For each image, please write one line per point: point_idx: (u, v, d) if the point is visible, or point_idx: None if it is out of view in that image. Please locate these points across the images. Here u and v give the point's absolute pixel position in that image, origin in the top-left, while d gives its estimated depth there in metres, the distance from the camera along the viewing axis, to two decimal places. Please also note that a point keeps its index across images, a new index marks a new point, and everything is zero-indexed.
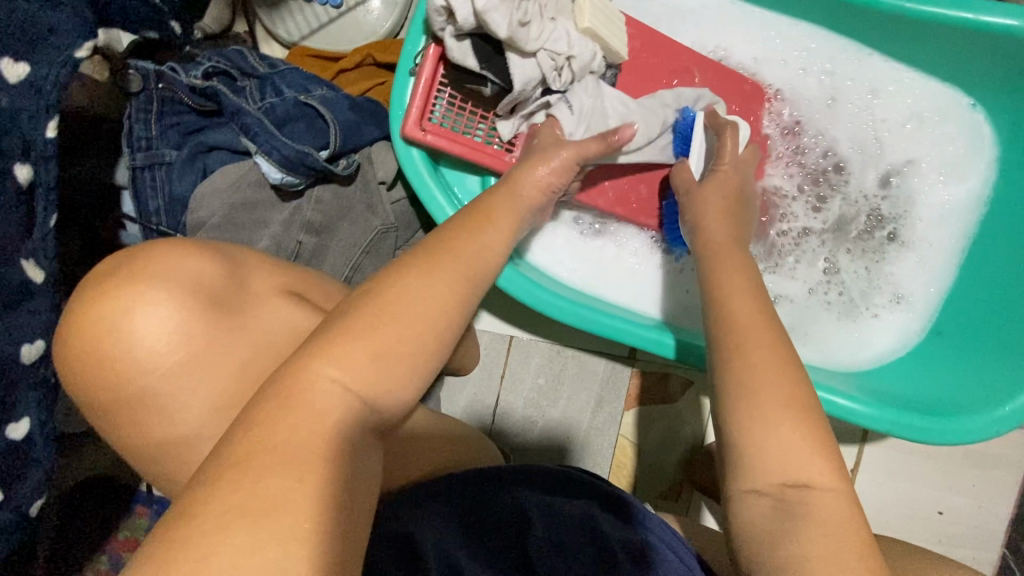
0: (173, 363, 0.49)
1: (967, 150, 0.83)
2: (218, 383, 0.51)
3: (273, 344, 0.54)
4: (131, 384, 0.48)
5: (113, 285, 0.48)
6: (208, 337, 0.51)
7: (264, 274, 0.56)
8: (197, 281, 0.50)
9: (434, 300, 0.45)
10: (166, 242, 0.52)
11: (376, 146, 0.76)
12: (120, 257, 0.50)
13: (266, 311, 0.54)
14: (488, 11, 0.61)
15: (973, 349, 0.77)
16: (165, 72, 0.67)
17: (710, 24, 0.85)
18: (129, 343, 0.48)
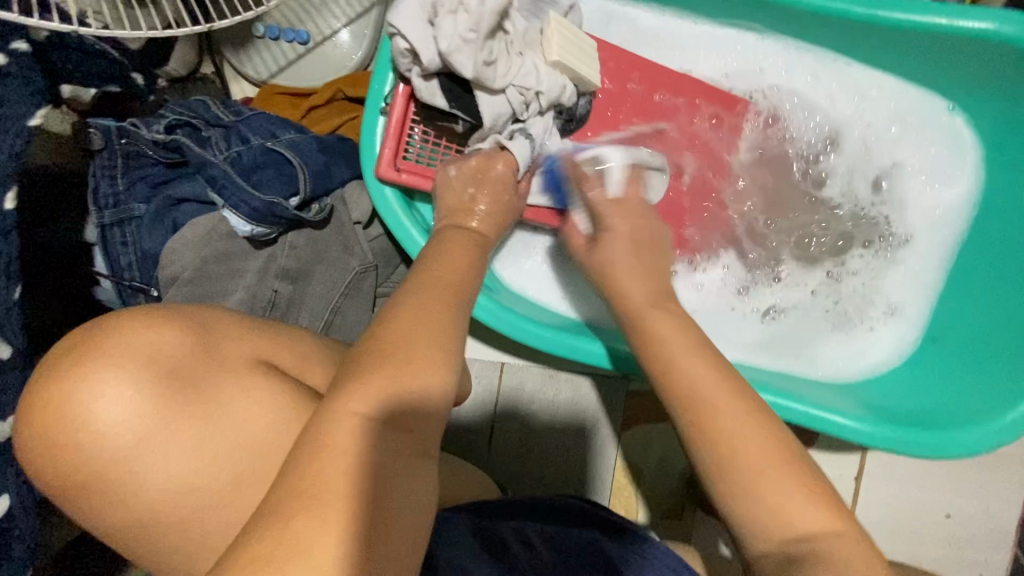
0: (125, 448, 0.43)
1: (952, 154, 0.82)
2: (184, 462, 0.45)
3: (249, 425, 0.48)
4: (87, 464, 0.42)
5: (63, 363, 0.42)
6: (164, 418, 0.44)
7: (237, 340, 0.50)
8: (154, 354, 0.45)
9: (425, 347, 0.47)
10: (131, 310, 0.47)
11: (349, 187, 0.75)
12: (82, 330, 0.45)
13: (234, 386, 0.48)
14: (452, 53, 0.61)
15: (975, 356, 0.75)
16: (126, 127, 0.67)
17: (683, 40, 0.84)
18: (74, 426, 0.42)
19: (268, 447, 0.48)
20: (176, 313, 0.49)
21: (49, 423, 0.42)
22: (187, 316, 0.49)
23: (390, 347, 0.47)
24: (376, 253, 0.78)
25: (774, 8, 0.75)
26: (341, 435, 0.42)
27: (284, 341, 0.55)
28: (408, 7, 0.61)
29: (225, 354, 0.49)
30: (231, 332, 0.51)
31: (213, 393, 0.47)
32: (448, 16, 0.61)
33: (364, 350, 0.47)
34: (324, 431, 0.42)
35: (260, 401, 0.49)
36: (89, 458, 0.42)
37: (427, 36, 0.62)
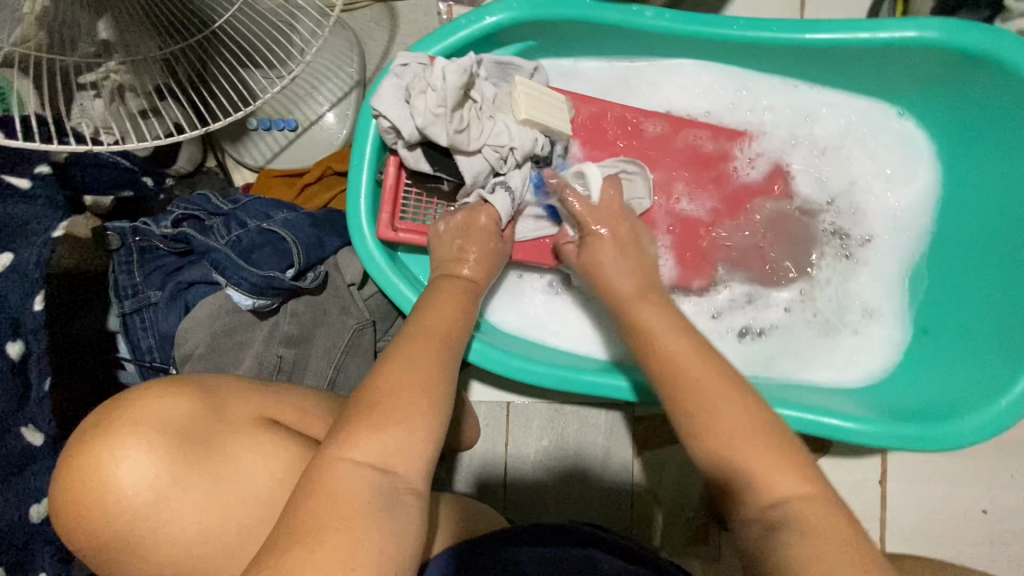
0: (144, 505, 0.46)
1: (907, 153, 0.85)
2: (195, 515, 0.48)
3: (260, 485, 0.52)
4: (112, 524, 0.46)
5: (90, 439, 0.46)
6: (180, 475, 0.48)
7: (243, 403, 0.55)
8: (168, 420, 0.49)
9: (414, 391, 0.52)
10: (148, 383, 0.51)
11: (341, 252, 0.81)
12: (105, 406, 0.49)
13: (241, 445, 0.52)
14: (427, 127, 0.68)
15: (961, 347, 0.78)
16: (139, 227, 0.73)
17: (641, 80, 0.88)
18: (103, 490, 0.45)
19: (274, 497, 0.52)
20: (188, 383, 0.53)
21: (78, 490, 0.45)
22: (198, 385, 0.54)
23: (388, 396, 0.51)
24: (373, 309, 0.83)
25: (718, 44, 0.80)
26: (338, 475, 0.47)
27: (287, 401, 0.60)
28: (386, 93, 0.69)
29: (231, 416, 0.54)
30: (237, 396, 0.56)
31: (222, 451, 0.51)
32: (420, 95, 0.68)
33: (363, 399, 0.52)
34: (318, 479, 0.47)
35: (269, 456, 0.53)
36: (112, 517, 0.46)
37: (405, 113, 0.69)
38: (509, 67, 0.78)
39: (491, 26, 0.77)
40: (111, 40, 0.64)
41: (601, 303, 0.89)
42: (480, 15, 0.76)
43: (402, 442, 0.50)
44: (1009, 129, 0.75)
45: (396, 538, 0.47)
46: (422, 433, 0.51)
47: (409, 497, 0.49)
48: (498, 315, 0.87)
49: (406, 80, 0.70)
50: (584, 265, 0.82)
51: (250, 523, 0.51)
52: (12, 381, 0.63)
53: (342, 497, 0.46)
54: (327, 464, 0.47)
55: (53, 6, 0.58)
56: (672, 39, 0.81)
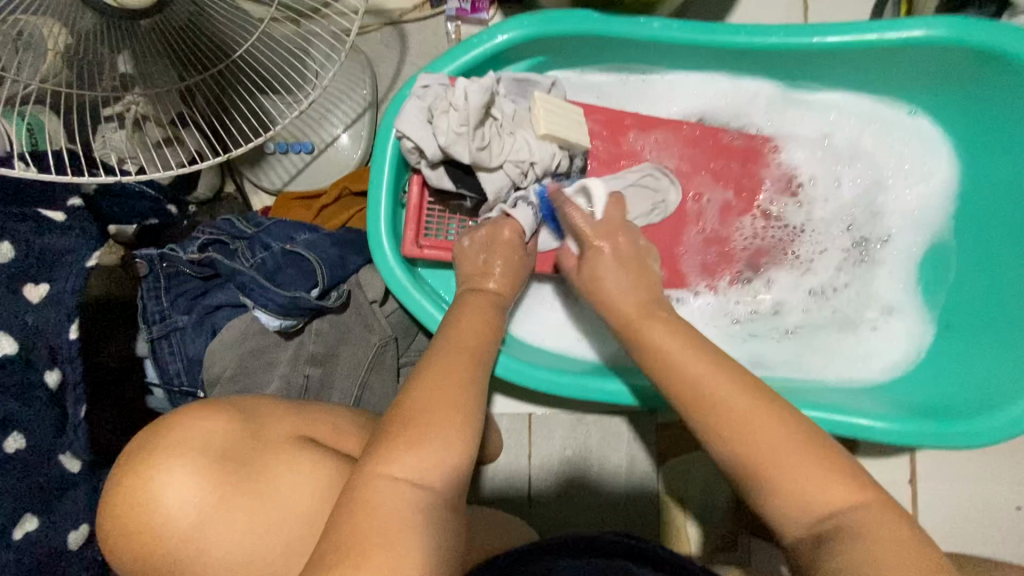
0: (189, 527, 0.47)
1: (922, 151, 0.86)
2: (238, 537, 0.49)
3: (297, 508, 0.52)
4: (160, 546, 0.46)
5: (135, 464, 0.47)
6: (224, 496, 0.48)
7: (278, 422, 0.56)
8: (208, 443, 0.49)
9: (450, 406, 0.53)
10: (188, 405, 0.52)
11: (363, 271, 0.81)
12: (145, 432, 0.49)
13: (281, 467, 0.53)
14: (450, 146, 0.69)
15: (985, 342, 0.78)
16: (166, 253, 0.74)
17: (651, 89, 0.89)
18: (151, 513, 0.46)
19: (314, 514, 0.52)
20: (225, 405, 0.54)
21: (126, 512, 0.46)
22: (234, 406, 0.54)
23: (425, 411, 0.52)
24: (395, 326, 0.84)
25: (729, 52, 0.81)
26: (380, 490, 0.48)
27: (320, 418, 0.60)
28: (409, 114, 0.70)
29: (269, 437, 0.54)
30: (273, 415, 0.56)
31: (262, 469, 0.51)
32: (442, 115, 0.69)
33: (397, 414, 0.53)
34: (359, 495, 0.48)
35: (307, 477, 0.53)
36: (162, 538, 0.46)
37: (428, 133, 0.70)
38: (527, 84, 0.79)
39: (503, 44, 0.78)
40: (132, 73, 0.66)
41: None
42: (492, 34, 0.78)
43: (440, 457, 0.50)
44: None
45: (437, 551, 0.47)
46: (459, 445, 0.52)
47: (446, 512, 0.50)
48: (518, 325, 0.88)
49: (428, 100, 0.70)
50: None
51: (293, 542, 0.51)
52: (49, 414, 0.58)
53: (385, 511, 0.47)
54: (366, 482, 0.48)
55: (75, 42, 0.61)
56: (681, 48, 0.82)
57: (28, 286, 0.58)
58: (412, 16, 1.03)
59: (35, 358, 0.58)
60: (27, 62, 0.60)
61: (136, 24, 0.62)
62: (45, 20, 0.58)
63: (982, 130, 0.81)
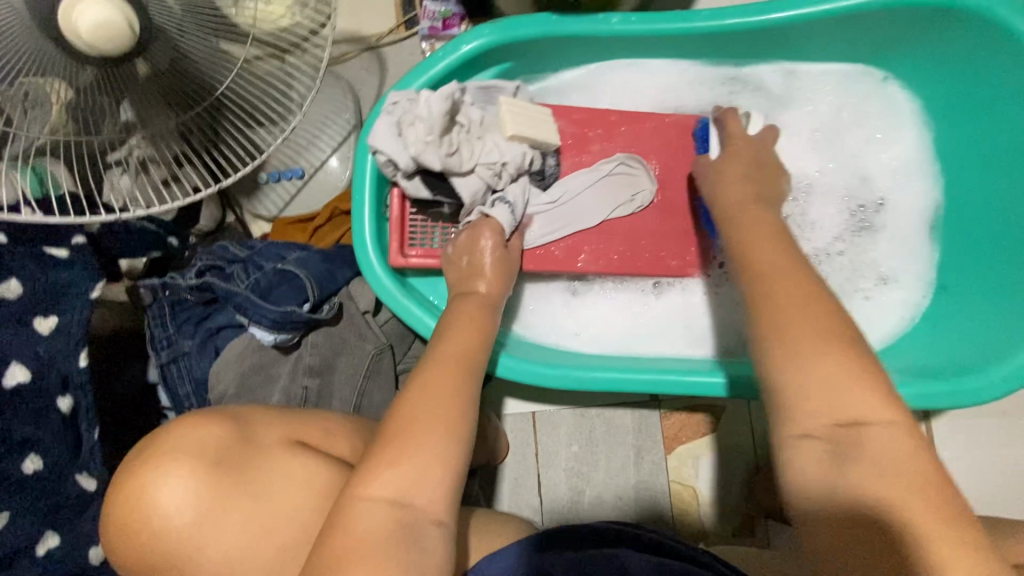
0: (183, 526, 0.50)
1: (894, 114, 0.86)
2: (230, 536, 0.51)
3: (287, 508, 0.54)
4: (155, 549, 0.49)
5: (131, 472, 0.50)
6: (215, 497, 0.51)
7: (273, 428, 0.58)
8: (202, 448, 0.52)
9: (435, 402, 0.56)
10: (182, 417, 0.55)
11: (353, 283, 0.85)
12: (146, 441, 0.53)
13: (273, 471, 0.55)
14: (421, 155, 0.71)
15: (983, 298, 0.77)
16: (167, 281, 0.78)
17: (621, 83, 0.91)
18: (147, 515, 0.49)
19: (304, 518, 0.54)
20: (215, 413, 0.56)
21: (128, 516, 0.49)
22: (227, 415, 0.56)
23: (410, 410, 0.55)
24: (389, 333, 0.87)
25: (693, 39, 0.83)
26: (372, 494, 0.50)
27: (314, 423, 0.62)
28: (379, 129, 0.73)
29: (262, 441, 0.56)
30: (266, 422, 0.58)
31: (255, 473, 0.54)
32: (410, 127, 0.71)
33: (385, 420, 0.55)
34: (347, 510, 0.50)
35: (299, 481, 0.55)
36: (159, 538, 0.49)
37: (398, 146, 0.72)
38: (494, 90, 0.81)
39: (470, 53, 0.81)
40: (132, 120, 0.71)
41: (617, 299, 0.91)
42: (457, 45, 0.81)
43: (423, 466, 0.52)
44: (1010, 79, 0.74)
45: (421, 558, 0.49)
46: (443, 459, 0.53)
47: (430, 520, 0.51)
48: (517, 323, 0.89)
49: (397, 115, 0.73)
50: (588, 267, 0.84)
51: (287, 544, 0.53)
52: (65, 436, 0.63)
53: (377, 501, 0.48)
54: (348, 505, 0.50)
55: (76, 94, 0.65)
56: (645, 40, 0.84)
57: (38, 319, 0.63)
58: (389, 39, 1.07)
59: (47, 386, 0.62)
60: (32, 116, 0.65)
61: (136, 73, 0.66)
62: (50, 79, 0.63)
63: (958, 88, 0.80)
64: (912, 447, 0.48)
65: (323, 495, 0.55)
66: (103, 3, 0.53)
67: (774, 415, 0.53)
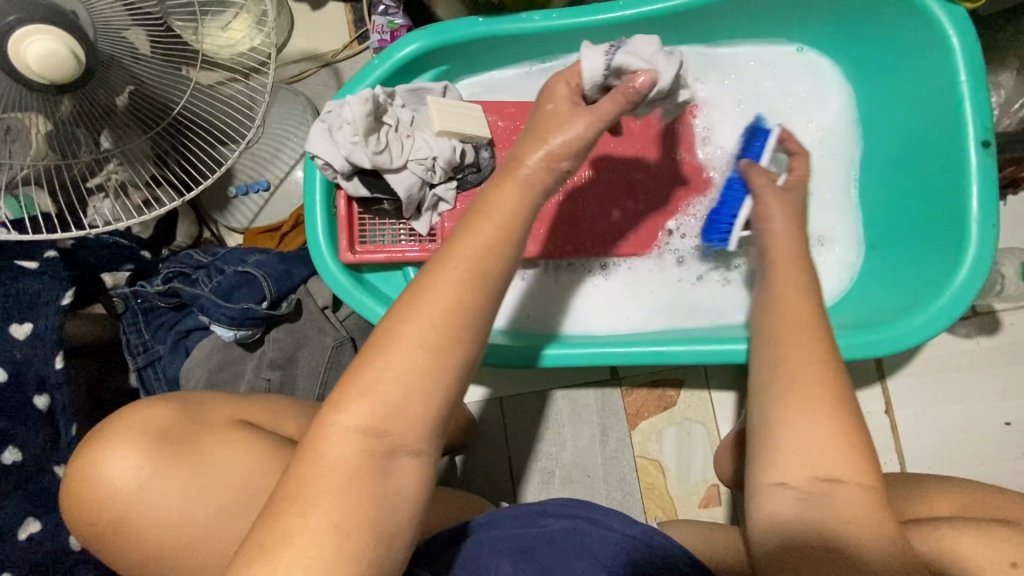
0: (131, 490, 0.56)
1: (815, 81, 0.91)
2: (173, 499, 0.57)
3: (230, 479, 0.58)
4: (107, 510, 0.56)
5: (91, 443, 0.57)
6: (161, 465, 0.57)
7: (220, 408, 0.63)
8: (150, 424, 0.58)
9: None
10: (138, 399, 0.61)
11: (311, 281, 0.90)
12: (106, 419, 0.60)
13: (217, 446, 0.59)
14: (351, 155, 0.77)
15: (908, 251, 0.81)
16: (136, 289, 0.84)
17: (556, 76, 0.96)
18: (101, 479, 0.56)
19: (246, 488, 0.59)
20: (172, 397, 0.62)
21: (84, 480, 0.56)
22: (181, 399, 0.62)
23: None
24: (351, 327, 0.92)
25: (616, 29, 0.88)
26: None
27: (263, 405, 0.67)
28: (315, 136, 0.78)
29: (209, 419, 0.61)
30: (216, 404, 0.63)
31: (198, 447, 0.59)
32: (339, 131, 0.78)
33: None
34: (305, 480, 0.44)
35: (239, 453, 0.60)
36: (111, 499, 0.56)
37: (333, 148, 0.78)
38: (422, 91, 0.87)
39: (406, 57, 0.87)
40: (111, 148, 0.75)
41: (638, 280, 0.93)
42: (392, 51, 0.86)
43: None
44: (909, 38, 0.80)
45: (387, 488, 0.45)
46: (436, 371, 0.45)
47: (406, 451, 0.46)
48: (543, 310, 0.92)
49: (329, 121, 0.79)
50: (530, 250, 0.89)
51: (228, 506, 0.58)
52: (42, 431, 0.69)
53: None
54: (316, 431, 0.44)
55: (56, 127, 0.69)
56: (571, 33, 0.89)
57: (14, 326, 0.69)
58: (344, 55, 1.15)
59: (24, 385, 0.68)
60: (16, 151, 0.69)
61: (112, 105, 0.71)
62: (29, 114, 0.66)
63: (868, 55, 0.86)
64: (875, 507, 0.52)
65: (263, 466, 0.59)
66: (47, 35, 0.60)
67: (758, 457, 0.56)
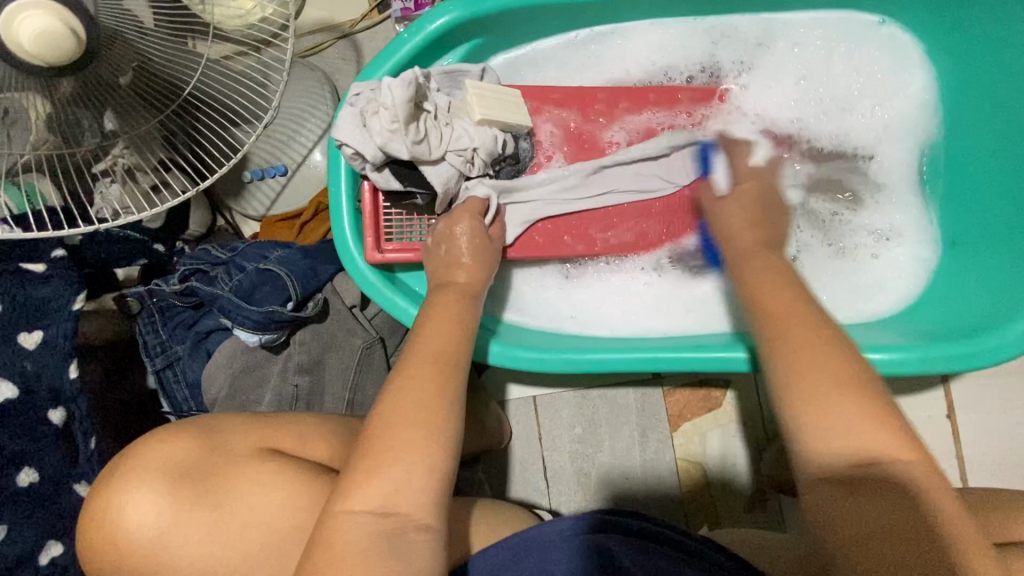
0: (155, 537, 0.52)
1: (897, 56, 0.83)
2: (197, 547, 0.53)
3: (263, 512, 0.55)
4: (127, 560, 0.52)
5: (103, 491, 0.52)
6: (182, 510, 0.53)
7: (243, 437, 0.58)
8: (167, 463, 0.54)
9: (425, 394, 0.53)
10: (152, 432, 0.56)
11: (338, 278, 0.84)
12: (119, 456, 0.55)
13: (242, 479, 0.56)
14: (387, 144, 0.69)
15: (1000, 250, 0.74)
16: (151, 288, 0.78)
17: (601, 50, 0.87)
18: (121, 532, 0.51)
19: (275, 525, 0.56)
20: (190, 426, 0.58)
21: (99, 531, 0.52)
22: (198, 426, 0.58)
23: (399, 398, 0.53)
24: (380, 327, 0.86)
25: None
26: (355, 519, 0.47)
27: (290, 428, 0.63)
28: (344, 123, 0.70)
29: (230, 451, 0.57)
30: (239, 430, 0.59)
31: (221, 482, 0.55)
32: (374, 117, 0.70)
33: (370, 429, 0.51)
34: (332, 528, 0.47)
35: (268, 486, 0.57)
36: (130, 551, 0.51)
37: (365, 137, 0.70)
38: (459, 73, 0.79)
39: (438, 30, 0.78)
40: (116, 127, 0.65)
41: (676, 276, 0.87)
42: (423, 23, 0.77)
43: (411, 470, 0.49)
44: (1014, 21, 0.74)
45: (403, 565, 0.46)
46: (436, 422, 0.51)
47: (415, 527, 0.49)
48: (560, 311, 0.86)
49: (360, 106, 0.71)
50: (575, 247, 0.83)
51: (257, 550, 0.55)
52: (58, 449, 0.64)
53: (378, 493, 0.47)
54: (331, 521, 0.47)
55: (56, 110, 0.60)
56: (618, 3, 0.81)
57: (22, 335, 0.64)
58: (363, 25, 1.05)
59: (38, 400, 0.64)
60: (15, 134, 0.61)
61: (115, 81, 0.62)
62: (25, 94, 0.57)
63: (962, 34, 0.79)
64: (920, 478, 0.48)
65: (293, 502, 0.57)
66: (40, 10, 0.52)
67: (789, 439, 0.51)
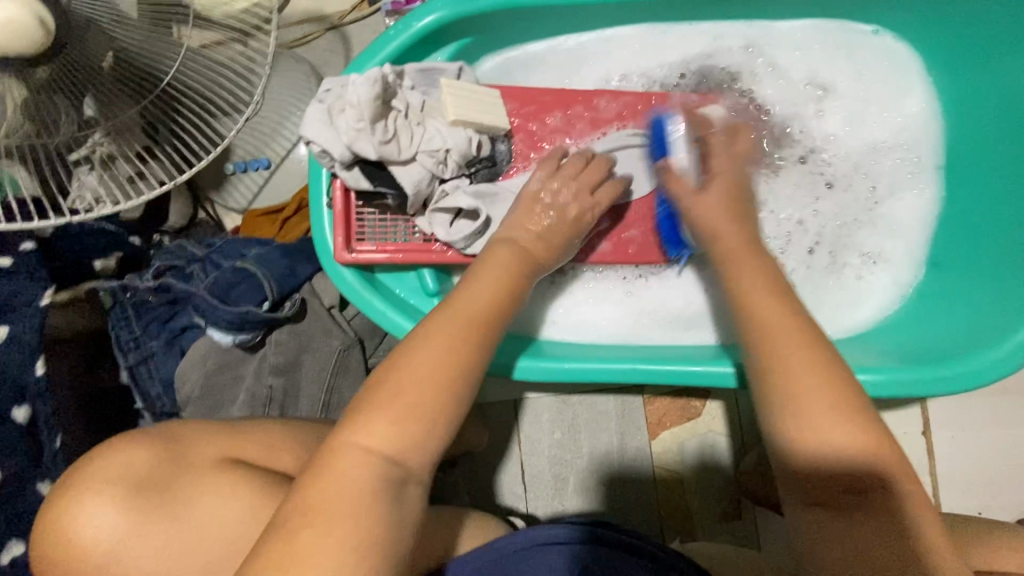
0: (114, 542, 0.52)
1: (888, 72, 0.84)
2: (153, 555, 0.53)
3: (225, 517, 0.56)
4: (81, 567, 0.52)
5: (61, 499, 0.53)
6: (139, 518, 0.53)
7: (206, 446, 0.58)
8: (124, 470, 0.54)
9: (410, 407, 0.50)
10: (108, 440, 0.57)
11: (316, 278, 0.83)
12: (77, 463, 0.56)
13: (201, 487, 0.56)
14: (354, 143, 0.68)
15: (986, 276, 0.74)
16: (125, 283, 0.77)
17: (592, 54, 0.86)
18: (76, 540, 0.52)
19: (235, 536, 0.55)
20: (151, 433, 0.58)
21: (53, 534, 0.52)
22: (157, 435, 0.58)
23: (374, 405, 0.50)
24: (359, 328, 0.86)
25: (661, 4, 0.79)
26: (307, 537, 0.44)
27: (259, 434, 0.62)
28: (311, 120, 0.69)
29: (190, 459, 0.57)
30: (200, 442, 0.59)
31: (178, 491, 0.55)
32: (339, 115, 0.69)
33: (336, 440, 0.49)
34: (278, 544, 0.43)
35: (227, 494, 0.56)
36: (86, 557, 0.52)
37: (332, 135, 0.68)
38: (434, 72, 0.77)
39: (425, 28, 0.76)
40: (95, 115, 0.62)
41: (658, 285, 0.87)
42: (409, 21, 0.75)
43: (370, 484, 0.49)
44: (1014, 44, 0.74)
45: None
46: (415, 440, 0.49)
47: None
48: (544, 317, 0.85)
49: (329, 102, 0.70)
50: None
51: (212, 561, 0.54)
52: (22, 445, 0.68)
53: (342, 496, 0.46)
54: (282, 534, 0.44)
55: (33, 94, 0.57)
56: (610, 7, 0.80)
57: None
58: (353, 17, 1.03)
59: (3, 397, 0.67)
60: None
61: (94, 65, 0.59)
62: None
63: (961, 50, 0.79)
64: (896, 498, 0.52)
65: (255, 509, 0.56)
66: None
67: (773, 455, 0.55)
